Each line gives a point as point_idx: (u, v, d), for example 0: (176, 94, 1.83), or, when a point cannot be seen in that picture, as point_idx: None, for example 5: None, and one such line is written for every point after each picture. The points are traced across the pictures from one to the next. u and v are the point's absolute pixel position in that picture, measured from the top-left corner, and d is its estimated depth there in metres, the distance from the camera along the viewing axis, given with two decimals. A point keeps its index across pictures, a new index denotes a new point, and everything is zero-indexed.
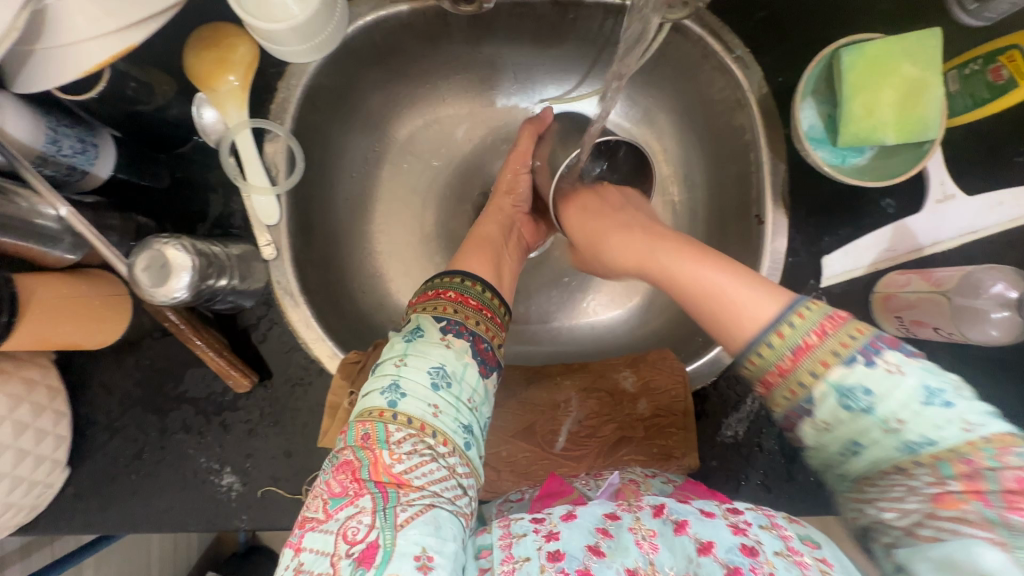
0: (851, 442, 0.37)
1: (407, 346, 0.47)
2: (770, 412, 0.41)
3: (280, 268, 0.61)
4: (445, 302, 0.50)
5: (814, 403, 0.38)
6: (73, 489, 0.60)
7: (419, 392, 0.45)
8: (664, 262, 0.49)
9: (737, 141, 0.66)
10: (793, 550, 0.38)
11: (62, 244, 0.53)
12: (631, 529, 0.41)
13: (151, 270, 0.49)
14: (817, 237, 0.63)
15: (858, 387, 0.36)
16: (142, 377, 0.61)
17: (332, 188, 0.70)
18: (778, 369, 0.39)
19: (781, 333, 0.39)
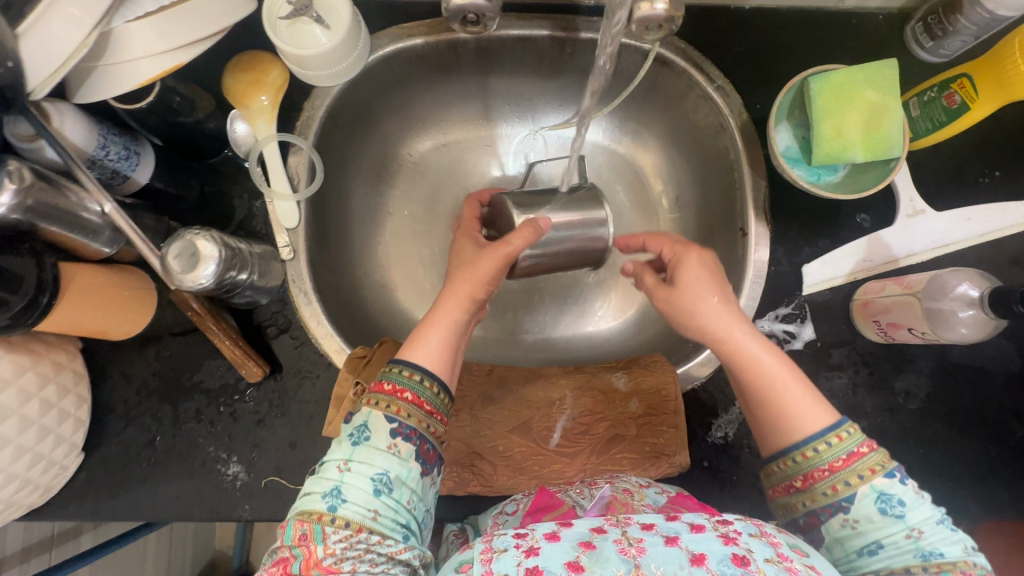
0: (874, 541, 0.46)
1: (352, 450, 0.47)
2: (808, 502, 0.49)
3: (296, 268, 0.66)
4: (383, 397, 0.50)
5: (852, 502, 0.47)
6: (85, 475, 0.62)
7: (364, 492, 0.46)
8: (742, 349, 0.54)
9: (722, 162, 0.72)
10: (782, 557, 0.42)
11: (102, 237, 0.58)
12: (616, 540, 0.43)
13: (179, 258, 0.54)
14: (797, 247, 0.67)
15: (895, 498, 0.46)
16: (160, 367, 0.64)
17: (348, 200, 0.76)
18: (827, 468, 0.48)
19: (838, 437, 0.48)
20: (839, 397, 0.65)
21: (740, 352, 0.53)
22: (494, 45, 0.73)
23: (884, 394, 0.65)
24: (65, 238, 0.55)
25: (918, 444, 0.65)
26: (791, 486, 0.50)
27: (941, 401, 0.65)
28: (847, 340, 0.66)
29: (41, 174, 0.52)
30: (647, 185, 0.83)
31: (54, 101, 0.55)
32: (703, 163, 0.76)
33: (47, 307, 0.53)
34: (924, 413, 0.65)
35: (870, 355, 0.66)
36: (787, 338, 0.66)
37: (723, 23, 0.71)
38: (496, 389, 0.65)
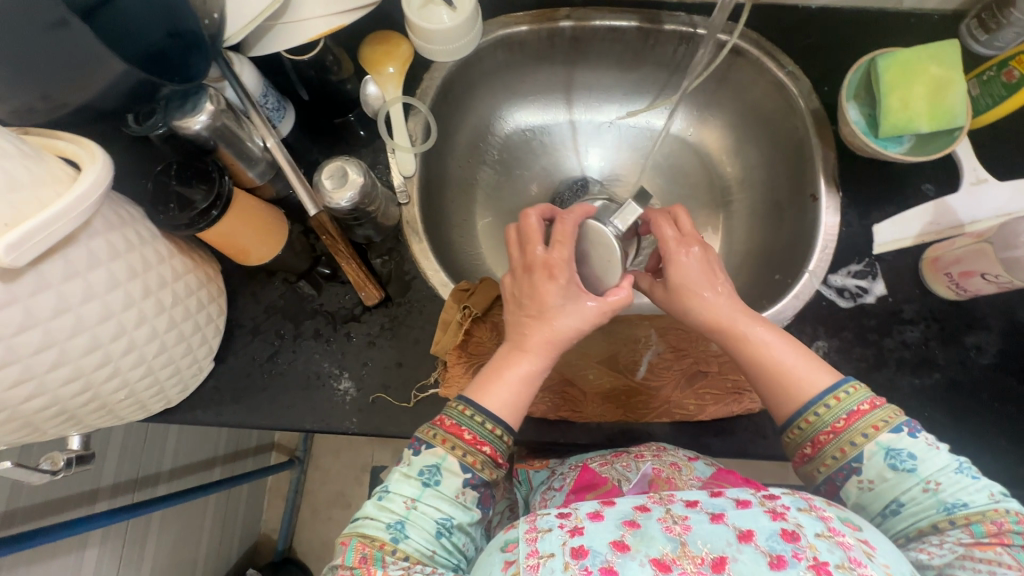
0: (894, 500, 0.49)
1: (421, 489, 0.52)
2: (822, 470, 0.52)
3: (411, 211, 0.74)
4: (462, 444, 0.53)
5: (862, 462, 0.50)
6: (213, 382, 0.69)
7: (426, 528, 0.50)
8: (735, 329, 0.57)
9: (792, 140, 0.80)
10: (835, 532, 0.46)
11: (257, 168, 0.67)
12: (660, 520, 0.49)
13: (333, 179, 0.63)
14: (867, 212, 0.73)
15: (905, 452, 0.49)
16: (286, 290, 0.72)
17: (446, 164, 0.85)
18: (831, 430, 0.51)
19: (837, 399, 0.51)
20: (912, 349, 0.69)
21: (747, 339, 0.56)
22: (586, 35, 0.83)
23: (956, 348, 0.68)
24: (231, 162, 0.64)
25: (991, 397, 0.67)
26: (803, 456, 0.53)
27: (1014, 359, 0.68)
28: (918, 296, 0.70)
29: (229, 106, 0.62)
30: (715, 167, 0.91)
31: (236, 52, 0.65)
32: (772, 145, 0.84)
33: (215, 219, 0.59)
34: (997, 369, 0.68)
35: (939, 311, 0.69)
36: (859, 293, 0.71)
37: (793, 20, 0.80)
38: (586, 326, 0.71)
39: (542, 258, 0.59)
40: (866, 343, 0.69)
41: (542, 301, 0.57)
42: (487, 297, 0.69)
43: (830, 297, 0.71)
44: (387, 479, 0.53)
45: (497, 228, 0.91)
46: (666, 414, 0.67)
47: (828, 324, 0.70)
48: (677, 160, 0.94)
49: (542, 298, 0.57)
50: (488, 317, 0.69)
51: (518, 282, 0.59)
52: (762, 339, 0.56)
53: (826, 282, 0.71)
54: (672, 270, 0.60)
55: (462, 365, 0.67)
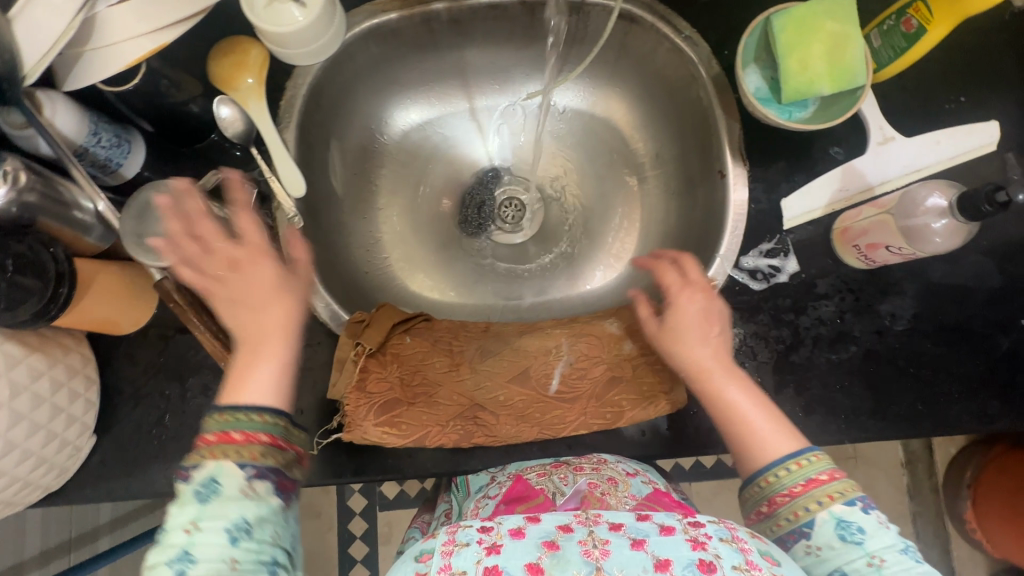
0: (838, 568, 0.48)
1: (200, 509, 0.44)
2: (775, 527, 0.51)
3: (289, 239, 0.68)
4: (232, 450, 0.45)
5: (813, 528, 0.49)
6: (100, 456, 0.64)
7: (223, 535, 0.43)
8: (709, 383, 0.57)
9: (698, 111, 0.75)
10: (750, 564, 0.45)
11: (93, 234, 0.59)
12: (580, 542, 0.47)
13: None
14: (775, 184, 0.69)
15: (856, 525, 0.48)
16: (164, 346, 0.66)
17: (334, 177, 0.78)
18: (788, 492, 0.50)
19: (798, 464, 0.51)
20: (827, 324, 0.67)
21: (723, 401, 0.56)
22: (467, 15, 0.75)
23: (870, 318, 0.67)
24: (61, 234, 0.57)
25: (907, 362, 0.66)
26: (761, 511, 0.52)
27: (928, 320, 0.67)
28: (831, 268, 0.68)
29: (37, 173, 0.53)
30: (626, 142, 0.86)
31: (46, 90, 0.56)
32: (680, 117, 0.79)
33: (67, 298, 0.54)
34: (912, 333, 0.67)
35: (852, 282, 0.67)
36: (772, 273, 0.68)
37: None
38: (492, 343, 0.67)
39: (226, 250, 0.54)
40: (782, 324, 0.67)
41: (260, 293, 0.53)
42: (385, 329, 0.64)
43: (742, 281, 0.68)
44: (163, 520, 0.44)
45: (404, 237, 0.85)
46: (583, 426, 0.64)
47: (742, 309, 0.68)
48: (587, 140, 0.89)
49: (256, 287, 0.53)
50: (386, 349, 0.64)
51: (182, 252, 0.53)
52: (735, 401, 0.56)
53: (738, 265, 0.68)
54: (671, 313, 0.61)
55: (363, 406, 0.61)
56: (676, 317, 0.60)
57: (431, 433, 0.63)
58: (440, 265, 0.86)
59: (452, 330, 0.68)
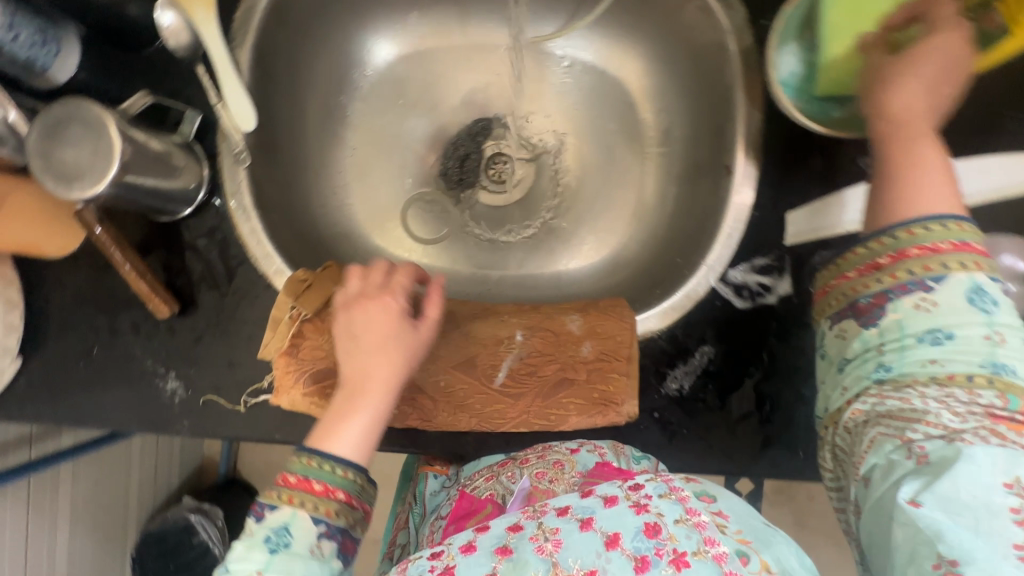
0: (944, 328, 0.40)
1: (268, 557, 0.46)
2: (883, 281, 0.42)
3: (234, 177, 0.62)
4: (310, 498, 0.49)
5: (942, 282, 0.40)
6: (25, 379, 0.62)
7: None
8: (909, 124, 0.45)
9: (717, 90, 0.65)
10: (690, 512, 0.45)
11: (8, 146, 0.53)
12: (531, 539, 0.44)
13: (156, 174, 0.54)
14: (786, 192, 0.61)
15: (992, 295, 0.40)
16: (93, 277, 0.62)
17: (300, 109, 0.70)
18: (930, 246, 0.41)
19: (961, 225, 0.41)
20: (809, 355, 0.60)
21: (912, 170, 0.44)
22: None
23: None
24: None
25: None
26: (871, 267, 0.43)
27: None
28: None
29: None
30: (635, 109, 0.76)
31: None
32: (698, 92, 0.68)
33: None
34: None
35: None
36: (759, 291, 0.61)
37: None
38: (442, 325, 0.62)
39: (355, 291, 0.56)
40: (759, 349, 0.61)
41: (380, 337, 0.53)
42: (324, 295, 0.58)
43: (724, 296, 0.61)
44: (228, 557, 0.46)
45: (374, 184, 0.78)
46: (523, 425, 0.61)
47: (717, 326, 0.61)
48: (592, 101, 0.78)
49: (383, 333, 0.53)
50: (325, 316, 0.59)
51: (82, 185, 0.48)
52: (930, 171, 0.44)
53: (724, 277, 0.62)
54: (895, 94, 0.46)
55: (293, 374, 0.57)
56: (914, 73, 0.46)
57: None
58: (412, 220, 0.79)
59: None
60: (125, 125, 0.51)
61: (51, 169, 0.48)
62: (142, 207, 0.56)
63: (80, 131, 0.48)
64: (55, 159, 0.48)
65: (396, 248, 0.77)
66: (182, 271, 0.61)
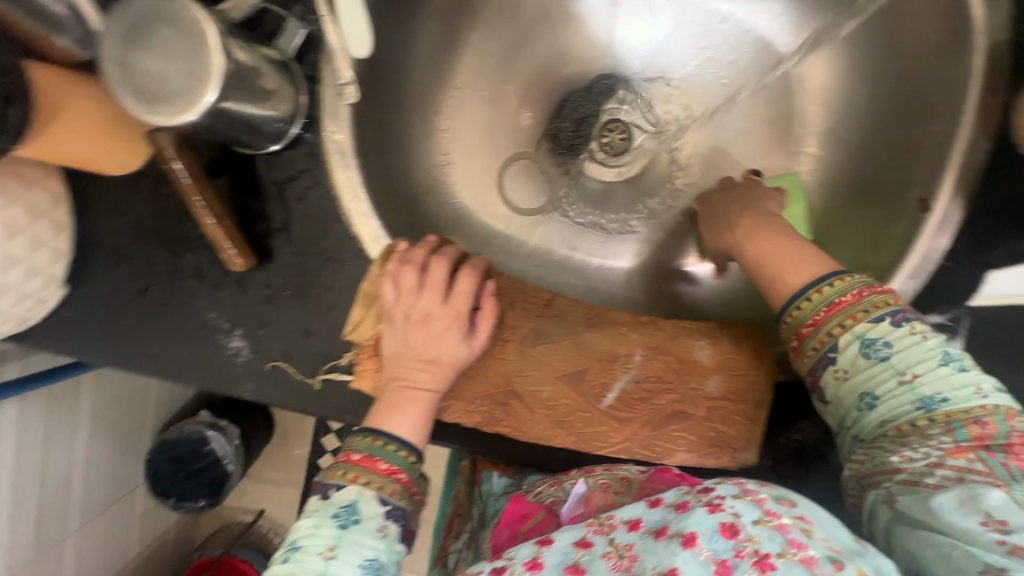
0: (867, 393, 0.41)
1: (339, 534, 0.42)
2: (845, 324, 0.42)
3: (335, 113, 0.51)
4: (377, 477, 0.45)
5: (836, 352, 0.42)
6: (69, 311, 0.54)
7: (358, 560, 0.41)
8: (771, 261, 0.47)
9: (930, 101, 0.53)
10: (771, 515, 0.36)
11: (69, 36, 0.44)
12: (604, 557, 0.37)
13: (252, 98, 0.43)
14: (989, 244, 0.50)
15: (881, 341, 0.41)
16: (158, 207, 0.52)
17: (412, 36, 0.58)
18: (812, 323, 0.43)
19: (819, 291, 0.43)
20: None
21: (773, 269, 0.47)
22: None
23: None
24: (19, 28, 0.41)
25: None
26: (837, 309, 0.42)
27: None
28: None
29: None
30: (796, 102, 0.64)
31: None
32: (897, 97, 0.57)
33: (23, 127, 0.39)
34: None
35: None
36: None
37: None
38: (553, 327, 0.55)
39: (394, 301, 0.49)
40: None
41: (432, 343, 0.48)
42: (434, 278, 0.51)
43: None
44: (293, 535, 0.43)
45: (475, 136, 0.66)
46: (624, 452, 0.54)
47: None
48: (749, 80, 0.65)
49: (441, 344, 0.49)
50: None
51: (166, 107, 0.37)
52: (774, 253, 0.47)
53: None
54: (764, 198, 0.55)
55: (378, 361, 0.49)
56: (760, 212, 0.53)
57: (452, 407, 0.53)
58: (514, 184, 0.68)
59: (507, 293, 0.55)
60: (225, 34, 0.39)
61: (131, 81, 0.37)
62: (224, 137, 0.45)
63: (175, 38, 0.37)
64: (139, 70, 0.37)
65: (491, 216, 0.67)
66: (261, 217, 0.52)
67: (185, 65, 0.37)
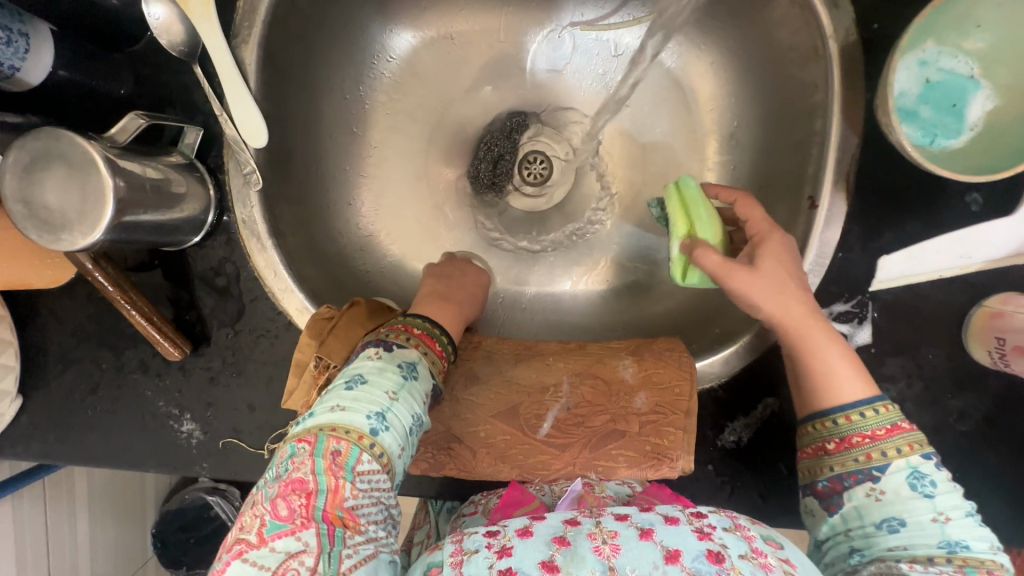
0: (895, 516, 0.41)
1: (402, 382, 0.46)
2: (859, 460, 0.43)
3: (244, 201, 0.54)
4: (432, 353, 0.51)
5: (884, 472, 0.42)
6: (28, 418, 0.57)
7: (402, 427, 0.44)
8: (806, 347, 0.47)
9: (805, 102, 0.55)
10: (757, 552, 0.38)
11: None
12: (590, 536, 0.39)
13: (154, 207, 0.46)
14: (877, 231, 0.53)
15: (929, 477, 0.41)
16: (94, 310, 0.55)
17: (316, 111, 0.61)
18: (868, 435, 0.43)
19: (887, 408, 0.43)
20: None
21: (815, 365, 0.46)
22: None
23: (933, 411, 0.55)
24: None
25: (960, 468, 0.55)
26: (845, 443, 0.44)
27: (1010, 424, 0.55)
28: (910, 348, 0.54)
29: None
30: (696, 114, 0.66)
31: None
32: (777, 100, 0.59)
33: None
34: (983, 437, 0.55)
35: (936, 371, 0.54)
36: None
37: None
38: (482, 367, 0.58)
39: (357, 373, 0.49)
40: None
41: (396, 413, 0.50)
42: (350, 337, 0.52)
43: None
44: None
45: (396, 188, 0.68)
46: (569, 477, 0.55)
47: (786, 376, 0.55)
48: (648, 98, 0.68)
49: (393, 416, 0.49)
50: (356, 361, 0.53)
51: (71, 234, 0.41)
52: (825, 355, 0.46)
53: None
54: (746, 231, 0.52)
55: None
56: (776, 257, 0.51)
57: None
58: (442, 230, 0.69)
59: None
60: (116, 158, 0.42)
61: (34, 216, 0.41)
62: (145, 244, 0.49)
63: (66, 173, 0.40)
64: (41, 204, 0.41)
65: (417, 260, 0.68)
66: (192, 307, 0.55)
67: (81, 195, 0.41)
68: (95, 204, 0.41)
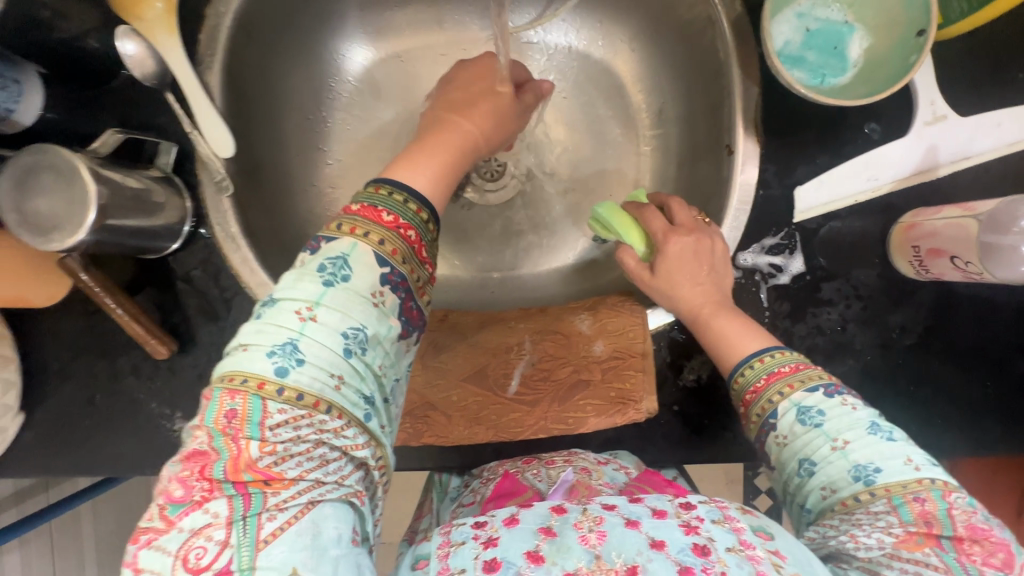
0: (806, 458, 0.42)
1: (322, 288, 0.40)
2: (759, 413, 0.45)
3: (219, 210, 0.59)
4: (379, 230, 0.44)
5: (777, 418, 0.44)
6: (29, 434, 0.60)
7: (317, 357, 0.38)
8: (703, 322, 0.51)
9: (711, 64, 0.62)
10: (745, 543, 0.37)
11: None
12: (576, 526, 0.38)
13: (136, 214, 0.52)
14: (791, 167, 0.59)
15: (815, 408, 0.43)
16: (87, 323, 0.60)
17: (281, 127, 0.68)
18: (754, 390, 0.46)
19: (760, 360, 0.47)
20: (826, 334, 0.58)
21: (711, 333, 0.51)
22: None
23: (876, 328, 0.58)
24: None
25: (912, 381, 0.58)
26: (752, 395, 0.46)
27: (950, 332, 0.58)
28: (843, 271, 0.58)
29: None
30: (625, 95, 0.73)
31: None
32: (689, 70, 0.66)
33: None
34: (926, 347, 0.58)
35: (870, 290, 0.58)
36: (771, 272, 0.58)
37: None
38: (448, 337, 0.61)
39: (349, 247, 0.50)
40: (775, 330, 0.58)
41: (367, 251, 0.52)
42: None
43: (740, 283, 0.59)
44: None
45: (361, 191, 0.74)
46: (543, 432, 0.58)
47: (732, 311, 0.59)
48: (582, 85, 0.75)
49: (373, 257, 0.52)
50: None
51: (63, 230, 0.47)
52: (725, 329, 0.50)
53: (734, 262, 0.59)
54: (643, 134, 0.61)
55: None
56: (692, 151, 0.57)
57: None
58: None
59: None
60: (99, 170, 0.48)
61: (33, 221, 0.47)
62: (127, 249, 0.54)
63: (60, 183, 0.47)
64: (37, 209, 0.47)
65: None
66: (177, 309, 0.60)
67: (71, 201, 0.47)
68: (80, 203, 0.47)
